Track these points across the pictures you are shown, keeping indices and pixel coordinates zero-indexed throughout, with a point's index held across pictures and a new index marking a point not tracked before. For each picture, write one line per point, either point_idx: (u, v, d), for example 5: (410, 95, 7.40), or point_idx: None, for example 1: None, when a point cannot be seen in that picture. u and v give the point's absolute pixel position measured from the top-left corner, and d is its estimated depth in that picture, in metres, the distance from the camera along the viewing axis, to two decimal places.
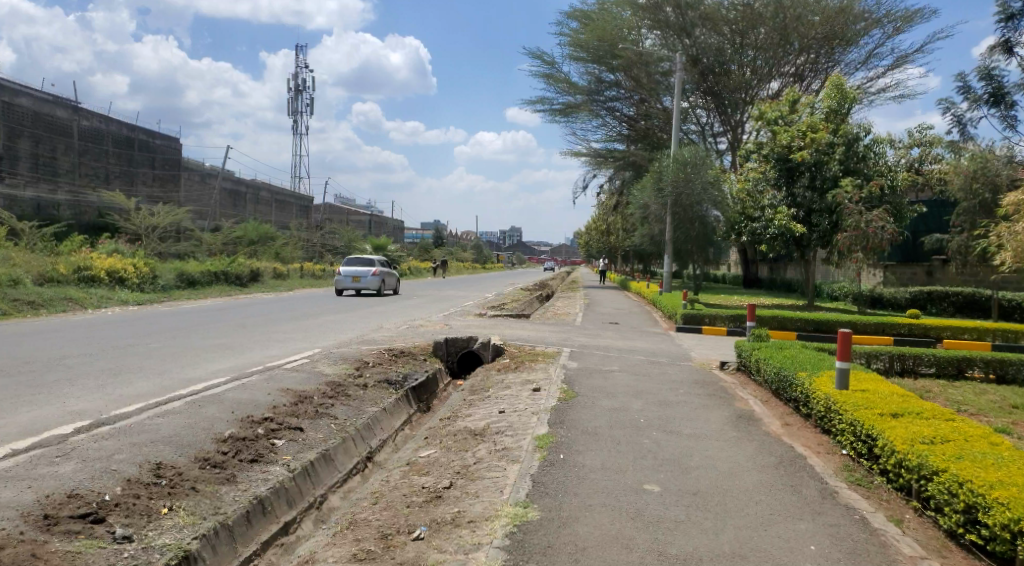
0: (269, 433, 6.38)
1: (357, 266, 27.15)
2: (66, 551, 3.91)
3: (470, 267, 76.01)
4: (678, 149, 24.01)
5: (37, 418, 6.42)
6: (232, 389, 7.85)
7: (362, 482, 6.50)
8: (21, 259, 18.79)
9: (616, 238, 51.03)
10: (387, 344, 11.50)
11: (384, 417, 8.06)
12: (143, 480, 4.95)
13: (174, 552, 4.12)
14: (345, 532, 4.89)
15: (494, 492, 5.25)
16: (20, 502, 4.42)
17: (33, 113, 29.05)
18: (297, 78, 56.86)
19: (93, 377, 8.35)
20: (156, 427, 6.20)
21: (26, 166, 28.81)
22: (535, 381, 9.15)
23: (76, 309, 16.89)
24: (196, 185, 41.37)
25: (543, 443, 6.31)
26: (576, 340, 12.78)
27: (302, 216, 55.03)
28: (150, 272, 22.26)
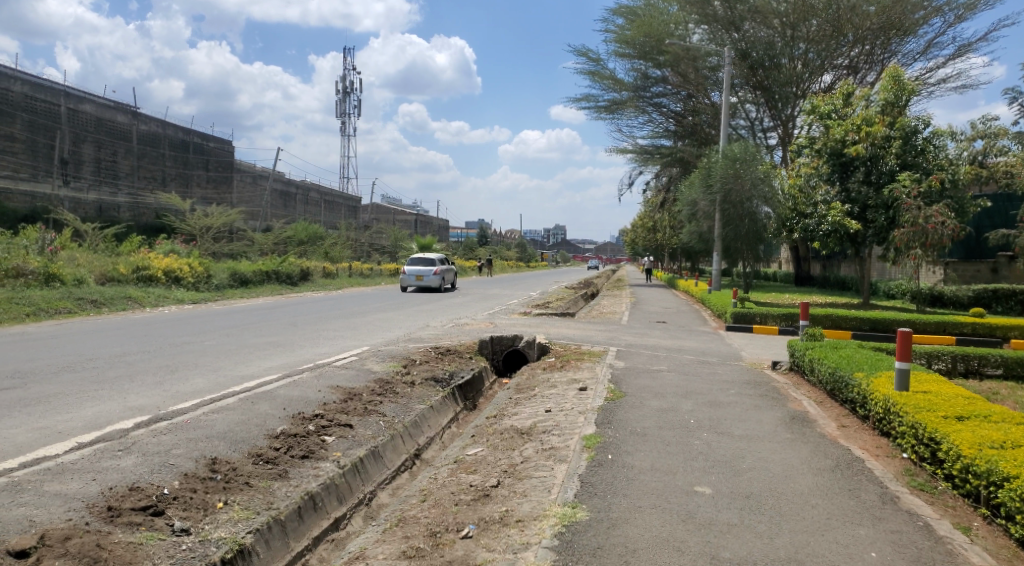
0: (319, 429, 6.48)
1: (420, 265, 28.71)
2: (129, 542, 4.02)
3: (515, 266, 76.19)
4: (727, 145, 23.59)
5: (101, 413, 6.66)
6: (283, 386, 8.01)
7: (411, 480, 6.55)
8: (86, 259, 19.59)
9: (663, 236, 50.49)
10: (434, 342, 11.58)
11: (431, 415, 8.10)
12: (199, 474, 5.08)
13: (229, 546, 4.21)
14: (395, 529, 4.92)
15: (543, 492, 5.22)
16: (86, 493, 4.59)
17: (96, 118, 30.30)
18: (345, 80, 57.85)
19: (152, 373, 8.62)
20: (212, 423, 6.36)
21: (89, 170, 30.03)
22: (582, 380, 9.08)
23: (135, 307, 17.47)
24: (249, 186, 42.42)
25: (592, 442, 6.26)
26: (623, 339, 12.67)
27: (350, 216, 55.94)
28: (205, 272, 22.91)
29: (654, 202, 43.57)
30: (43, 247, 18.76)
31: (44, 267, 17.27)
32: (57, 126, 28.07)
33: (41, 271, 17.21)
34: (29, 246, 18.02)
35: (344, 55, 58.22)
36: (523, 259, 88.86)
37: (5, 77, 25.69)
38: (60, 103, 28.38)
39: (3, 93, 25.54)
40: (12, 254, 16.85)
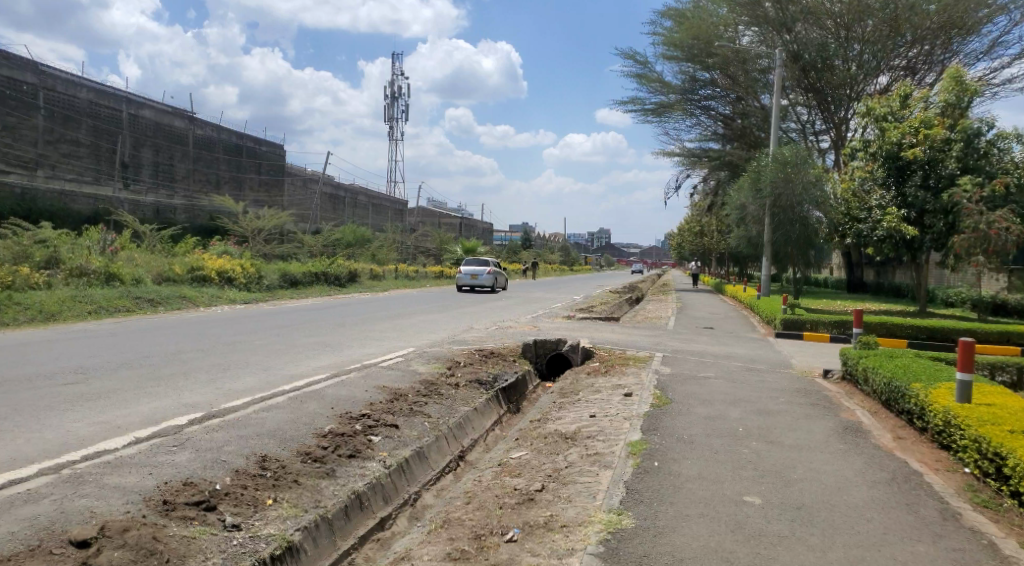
0: (366, 429, 6.56)
1: (474, 265, 30.11)
2: (183, 536, 4.13)
3: (559, 269, 76.16)
4: (778, 148, 23.08)
5: (156, 409, 6.86)
6: (331, 386, 8.14)
7: (455, 481, 6.58)
8: (143, 259, 20.24)
9: (710, 240, 49.81)
10: (478, 345, 11.62)
11: (475, 417, 8.12)
12: (250, 471, 5.19)
13: (278, 542, 4.28)
14: (439, 531, 4.94)
15: (588, 498, 5.18)
16: (143, 487, 4.73)
17: (155, 123, 31.32)
18: (393, 85, 58.66)
19: (205, 371, 8.85)
20: (261, 421, 6.49)
21: (147, 173, 31.02)
22: (627, 386, 9.00)
23: (190, 307, 17.99)
24: (299, 189, 43.32)
25: (637, 449, 6.19)
26: (670, 345, 12.50)
27: (396, 219, 56.66)
28: (257, 273, 23.47)
29: (702, 206, 42.97)
30: (104, 248, 19.47)
31: (105, 266, 17.91)
32: (119, 131, 29.12)
33: (102, 271, 17.86)
34: (91, 245, 18.72)
35: (392, 60, 59.00)
36: (566, 262, 88.58)
37: (71, 84, 26.91)
38: (122, 109, 29.50)
39: (70, 99, 26.79)
40: (75, 254, 17.52)
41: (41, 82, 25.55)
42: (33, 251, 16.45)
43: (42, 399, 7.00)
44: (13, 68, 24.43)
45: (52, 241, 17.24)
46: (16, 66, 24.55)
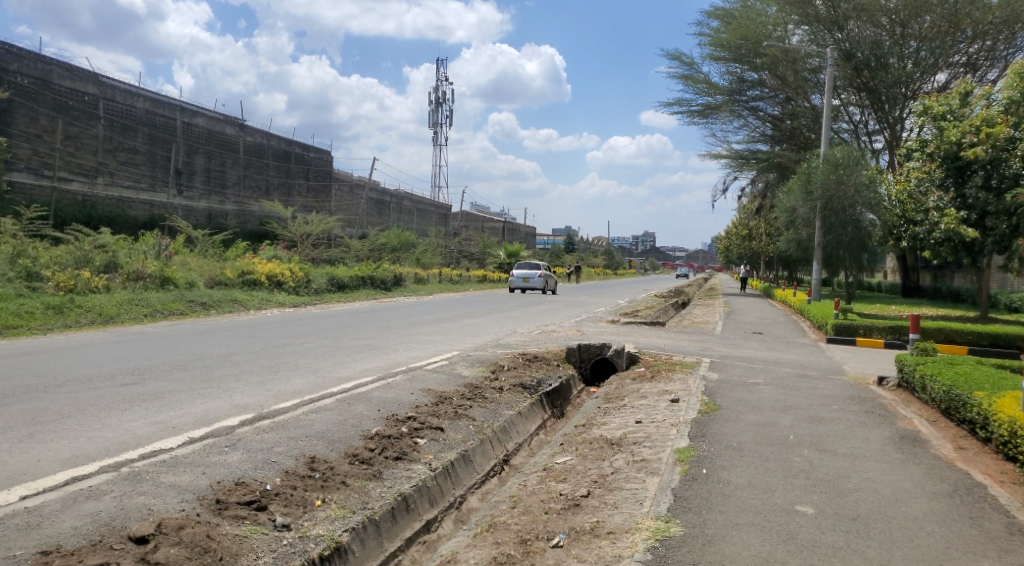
0: (412, 432, 6.61)
1: (525, 269, 32.11)
2: (235, 535, 4.21)
3: (603, 274, 75.83)
4: (829, 149, 22.54)
5: (210, 410, 7.03)
6: (377, 388, 8.22)
7: (500, 485, 6.59)
8: (196, 264, 20.82)
9: (758, 244, 48.93)
10: (522, 349, 11.62)
11: (520, 421, 8.12)
12: (299, 472, 5.28)
13: (327, 543, 4.33)
14: (485, 535, 4.94)
15: (634, 505, 5.12)
16: (197, 486, 4.85)
17: (207, 131, 32.21)
18: (437, 91, 59.26)
19: (256, 373, 9.06)
20: (311, 423, 6.61)
21: (200, 180, 31.78)
22: (673, 392, 8.87)
23: (240, 310, 18.45)
24: (345, 195, 44.05)
25: (685, 455, 6.09)
26: (717, 351, 12.29)
27: (440, 223, 57.13)
28: (306, 277, 23.93)
29: (750, 209, 42.21)
30: (159, 253, 20.12)
31: (160, 271, 18.52)
32: (173, 139, 30.03)
33: (157, 275, 18.46)
34: (148, 250, 19.35)
35: (437, 66, 59.45)
36: (611, 266, 87.96)
37: (129, 94, 27.87)
38: (176, 117, 30.39)
39: (128, 109, 27.77)
40: (132, 259, 18.12)
41: (101, 93, 26.55)
42: (94, 256, 17.07)
43: (102, 398, 7.26)
44: (75, 79, 25.48)
45: (111, 246, 17.84)
46: (77, 78, 25.57)
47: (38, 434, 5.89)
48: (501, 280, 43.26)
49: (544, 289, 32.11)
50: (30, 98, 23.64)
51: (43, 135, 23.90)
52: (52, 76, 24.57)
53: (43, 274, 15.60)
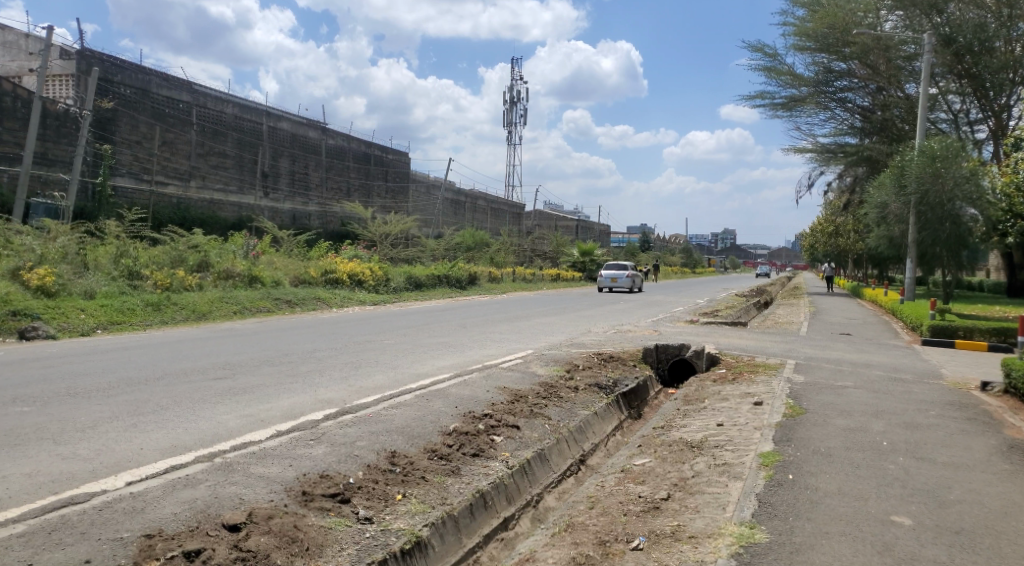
0: (489, 428, 6.66)
1: (614, 269, 33.17)
2: (321, 526, 4.33)
3: (680, 272, 74.46)
4: (926, 140, 21.29)
5: (295, 404, 7.29)
6: (454, 385, 8.31)
7: (577, 485, 6.55)
8: (282, 263, 21.59)
9: (845, 241, 46.91)
10: (598, 348, 11.51)
11: (596, 422, 8.03)
12: (381, 466, 5.40)
13: (408, 537, 4.40)
14: (564, 535, 4.91)
15: (717, 509, 4.98)
16: (284, 477, 5.02)
17: (291, 135, 33.42)
18: (512, 90, 59.57)
19: (339, 369, 9.33)
20: (391, 418, 6.73)
21: (285, 182, 33.05)
22: (756, 395, 8.58)
23: (323, 308, 19.07)
24: (422, 195, 44.91)
25: (770, 460, 5.90)
26: (803, 352, 11.84)
27: (514, 222, 57.43)
28: (385, 276, 24.55)
29: (837, 206, 40.50)
30: (247, 252, 20.98)
31: (248, 270, 19.35)
32: (260, 143, 31.31)
33: (245, 274, 19.31)
34: (237, 251, 20.17)
35: (511, 66, 59.76)
36: (688, 265, 86.02)
37: (219, 100, 29.21)
38: (262, 122, 31.68)
39: (218, 114, 29.10)
40: (223, 258, 18.98)
41: (194, 100, 27.90)
42: (188, 256, 17.95)
43: (197, 391, 7.62)
44: (171, 88, 26.84)
45: (204, 246, 18.70)
46: (174, 86, 26.94)
47: (140, 423, 6.24)
48: (575, 278, 43.06)
49: (633, 288, 33.00)
50: (131, 106, 25.06)
51: (143, 141, 25.30)
52: (151, 85, 25.96)
53: (143, 273, 16.53)
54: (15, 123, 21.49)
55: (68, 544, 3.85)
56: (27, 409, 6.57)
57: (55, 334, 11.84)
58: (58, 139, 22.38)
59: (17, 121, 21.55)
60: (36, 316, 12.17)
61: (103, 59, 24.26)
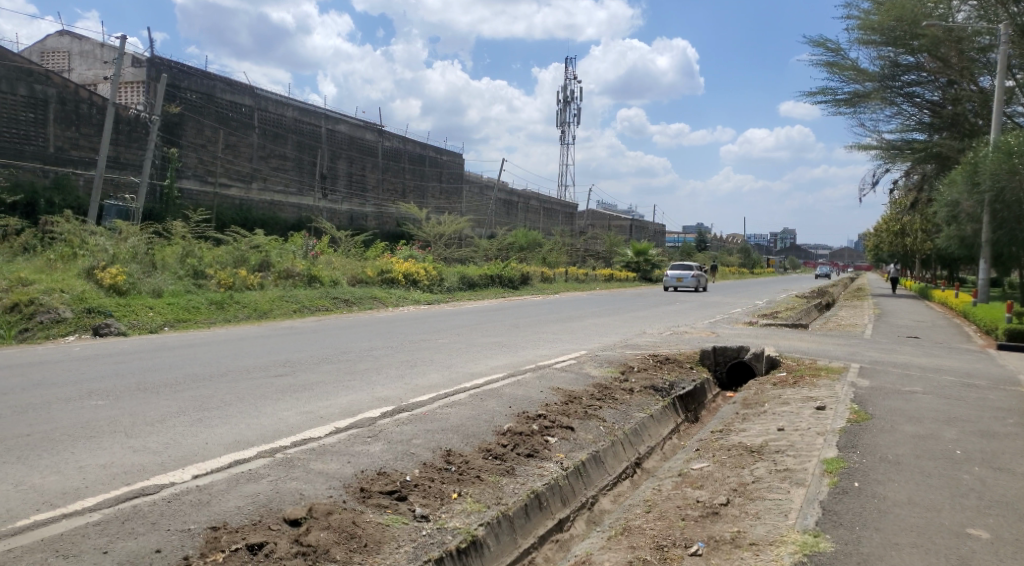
0: (543, 429, 6.64)
1: (680, 270, 33.89)
2: (378, 523, 4.38)
3: (738, 272, 73.01)
4: (1001, 136, 20.24)
5: (353, 401, 7.41)
6: (508, 385, 8.32)
7: (632, 488, 6.47)
8: (341, 263, 22.02)
9: (912, 242, 45.15)
10: (653, 350, 11.35)
11: (652, 424, 7.92)
12: (436, 465, 5.44)
13: (464, 536, 4.41)
14: (620, 538, 4.85)
15: (778, 516, 4.85)
16: (342, 473, 5.10)
17: (348, 137, 34.08)
18: (566, 90, 59.52)
19: (395, 367, 9.45)
20: (447, 416, 6.78)
21: (342, 184, 33.75)
22: (819, 399, 8.32)
23: (380, 306, 19.39)
24: (476, 196, 45.21)
25: (834, 467, 5.71)
26: (869, 356, 11.43)
27: (568, 222, 57.33)
28: (439, 276, 24.81)
29: (904, 204, 39.04)
30: (307, 253, 21.48)
31: (307, 270, 19.81)
32: (318, 145, 32.04)
33: (305, 273, 19.76)
34: (297, 251, 20.67)
35: (565, 66, 59.67)
36: (746, 264, 84.29)
37: (280, 104, 30.05)
38: (321, 125, 32.40)
39: (278, 118, 29.91)
40: (283, 258, 19.50)
41: (256, 105, 28.79)
42: (250, 256, 18.45)
43: (259, 388, 7.83)
44: (235, 93, 27.73)
45: (265, 247, 19.20)
46: (237, 91, 27.83)
47: (205, 419, 6.43)
48: (629, 278, 42.68)
49: (699, 287, 33.70)
50: (197, 111, 25.96)
51: (208, 145, 26.14)
52: (215, 90, 26.85)
53: (207, 272, 17.09)
54: (90, 129, 22.46)
55: (140, 533, 3.99)
56: (102, 403, 6.85)
57: (126, 331, 12.34)
58: (129, 143, 23.33)
59: (92, 127, 22.54)
60: (108, 313, 12.72)
61: (171, 65, 25.20)
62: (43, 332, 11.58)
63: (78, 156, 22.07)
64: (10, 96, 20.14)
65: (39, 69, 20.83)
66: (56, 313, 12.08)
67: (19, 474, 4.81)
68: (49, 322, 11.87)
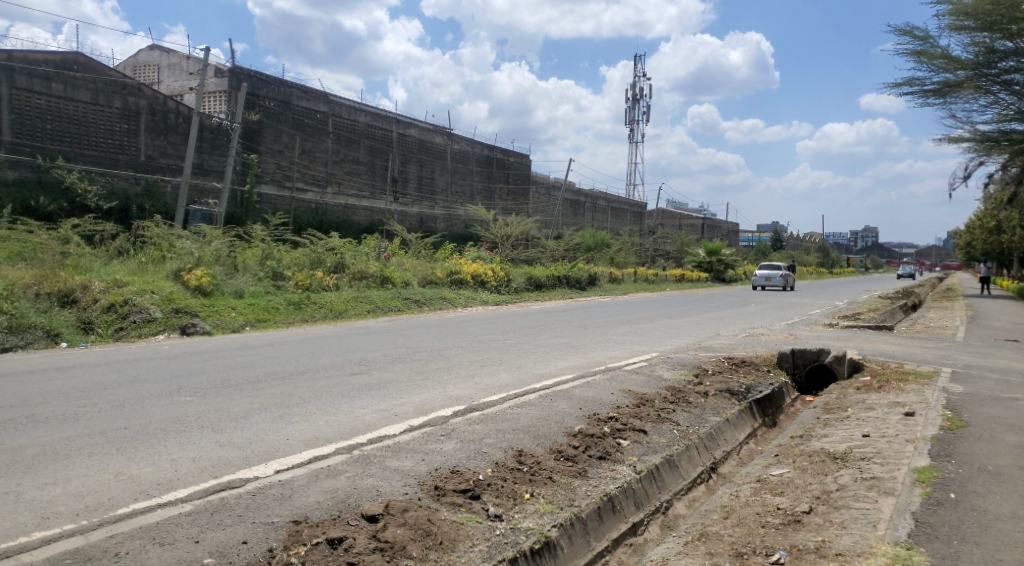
0: (614, 432, 6.54)
1: (770, 269, 33.51)
2: (453, 521, 4.41)
3: (816, 271, 70.62)
4: None
5: (427, 400, 7.51)
6: (578, 386, 8.27)
7: (708, 493, 6.31)
8: (411, 264, 22.44)
9: (1009, 239, 42.47)
10: (728, 352, 11.08)
11: (728, 428, 7.71)
12: (508, 464, 5.45)
13: (537, 537, 4.40)
14: (697, 544, 4.74)
15: (866, 526, 4.64)
16: (417, 471, 5.17)
17: (419, 141, 34.67)
18: (635, 88, 58.85)
19: (465, 367, 9.54)
20: (518, 417, 6.78)
21: (413, 187, 34.43)
22: (907, 405, 7.92)
23: (449, 307, 19.64)
24: (543, 197, 45.30)
25: (926, 477, 5.42)
26: (963, 360, 10.81)
27: (636, 222, 56.71)
28: (506, 276, 24.91)
29: (998, 199, 36.60)
30: (379, 254, 21.97)
31: (380, 271, 20.21)
32: (389, 149, 32.77)
33: (378, 275, 20.18)
34: (370, 252, 21.17)
35: (634, 63, 59.19)
36: (825, 265, 81.36)
37: (353, 110, 30.79)
38: (393, 130, 33.07)
39: (352, 123, 30.64)
40: (357, 260, 19.96)
41: (330, 111, 29.56)
42: (326, 258, 19.01)
43: (336, 386, 8.04)
44: (310, 99, 28.51)
45: (340, 249, 19.73)
46: (312, 98, 28.57)
47: (286, 415, 6.64)
48: (701, 279, 41.84)
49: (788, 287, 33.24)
50: (275, 118, 26.88)
51: (285, 151, 27.09)
52: (292, 98, 27.67)
53: (286, 274, 17.67)
54: (178, 137, 23.63)
55: (228, 524, 4.14)
56: (190, 399, 7.17)
57: (211, 330, 12.90)
58: (212, 150, 24.40)
59: (179, 136, 23.65)
60: (195, 313, 13.31)
61: (251, 74, 26.15)
62: (136, 331, 12.22)
63: (166, 163, 23.20)
64: (107, 108, 21.34)
65: (132, 82, 21.98)
66: (147, 313, 12.70)
67: (118, 464, 5.07)
68: (141, 322, 12.50)
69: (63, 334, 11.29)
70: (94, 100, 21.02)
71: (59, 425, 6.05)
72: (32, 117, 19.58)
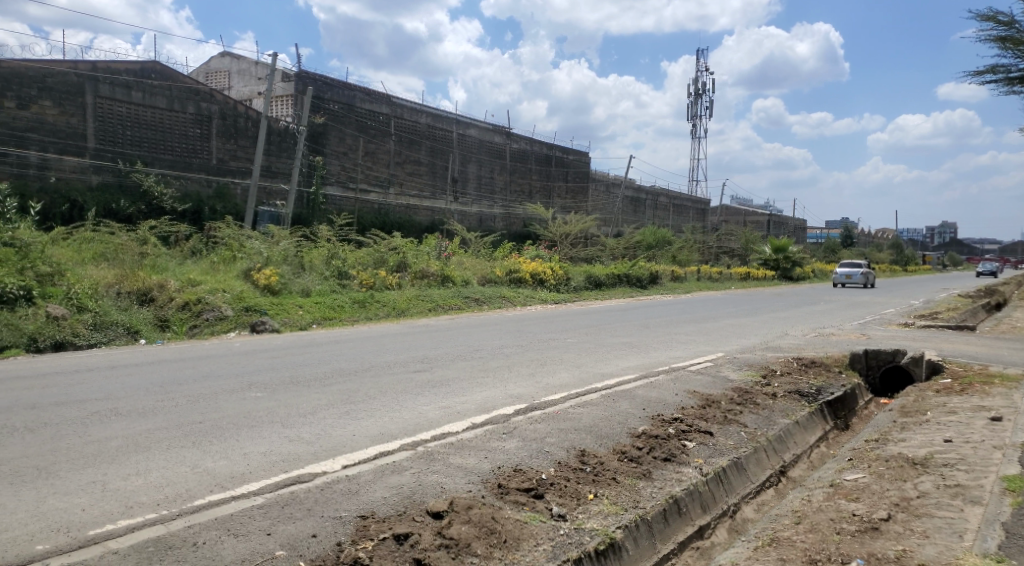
0: (679, 433, 6.42)
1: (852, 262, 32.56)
2: (517, 520, 4.39)
3: (889, 269, 67.75)
4: None
5: (488, 398, 7.51)
6: (641, 387, 8.13)
7: (777, 498, 6.12)
8: (471, 264, 22.60)
9: None
10: (796, 352, 10.74)
11: (798, 431, 7.45)
12: (572, 464, 5.40)
13: (602, 538, 4.34)
14: (767, 549, 4.59)
15: (951, 536, 4.41)
16: (480, 469, 5.17)
17: (478, 140, 34.89)
18: (697, 83, 57.72)
19: (526, 365, 9.52)
20: (580, 416, 6.72)
21: (472, 187, 34.67)
22: (993, 409, 7.50)
23: (508, 305, 19.66)
24: (602, 194, 44.97)
25: (1017, 486, 5.11)
26: None
27: (699, 219, 55.61)
28: (565, 275, 24.82)
29: None
30: (440, 253, 22.21)
31: (441, 270, 20.36)
32: (449, 149, 33.08)
33: (439, 274, 20.32)
34: (431, 251, 21.40)
35: (697, 58, 58.11)
36: (898, 262, 78.10)
37: (415, 111, 31.19)
38: (453, 130, 33.37)
39: (413, 124, 31.05)
40: (419, 259, 20.18)
41: (392, 112, 30.02)
42: (388, 257, 19.31)
43: (399, 383, 8.14)
44: (373, 101, 28.99)
45: (403, 248, 20.01)
46: (375, 100, 29.05)
47: (352, 411, 6.76)
48: (767, 277, 40.72)
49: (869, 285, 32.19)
50: (340, 121, 27.45)
51: (349, 152, 27.66)
52: (356, 100, 28.19)
53: (350, 273, 18.01)
54: (247, 141, 24.36)
55: (298, 518, 4.23)
56: (260, 395, 7.38)
57: (280, 328, 13.25)
58: (280, 153, 25.11)
59: (248, 139, 24.41)
60: (264, 312, 13.69)
61: (316, 78, 26.72)
62: (209, 328, 12.66)
63: (236, 166, 23.99)
64: (181, 114, 22.20)
65: (205, 88, 22.79)
66: (219, 312, 13.12)
67: (194, 457, 5.25)
68: (213, 320, 12.93)
69: (142, 331, 11.77)
70: (170, 106, 21.89)
71: (141, 418, 6.31)
72: (114, 123, 20.57)
